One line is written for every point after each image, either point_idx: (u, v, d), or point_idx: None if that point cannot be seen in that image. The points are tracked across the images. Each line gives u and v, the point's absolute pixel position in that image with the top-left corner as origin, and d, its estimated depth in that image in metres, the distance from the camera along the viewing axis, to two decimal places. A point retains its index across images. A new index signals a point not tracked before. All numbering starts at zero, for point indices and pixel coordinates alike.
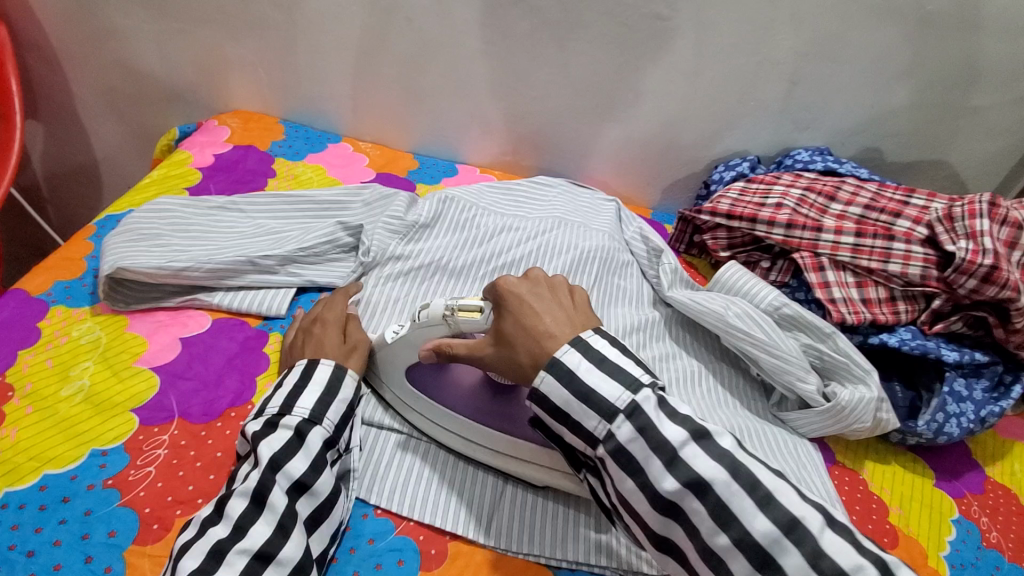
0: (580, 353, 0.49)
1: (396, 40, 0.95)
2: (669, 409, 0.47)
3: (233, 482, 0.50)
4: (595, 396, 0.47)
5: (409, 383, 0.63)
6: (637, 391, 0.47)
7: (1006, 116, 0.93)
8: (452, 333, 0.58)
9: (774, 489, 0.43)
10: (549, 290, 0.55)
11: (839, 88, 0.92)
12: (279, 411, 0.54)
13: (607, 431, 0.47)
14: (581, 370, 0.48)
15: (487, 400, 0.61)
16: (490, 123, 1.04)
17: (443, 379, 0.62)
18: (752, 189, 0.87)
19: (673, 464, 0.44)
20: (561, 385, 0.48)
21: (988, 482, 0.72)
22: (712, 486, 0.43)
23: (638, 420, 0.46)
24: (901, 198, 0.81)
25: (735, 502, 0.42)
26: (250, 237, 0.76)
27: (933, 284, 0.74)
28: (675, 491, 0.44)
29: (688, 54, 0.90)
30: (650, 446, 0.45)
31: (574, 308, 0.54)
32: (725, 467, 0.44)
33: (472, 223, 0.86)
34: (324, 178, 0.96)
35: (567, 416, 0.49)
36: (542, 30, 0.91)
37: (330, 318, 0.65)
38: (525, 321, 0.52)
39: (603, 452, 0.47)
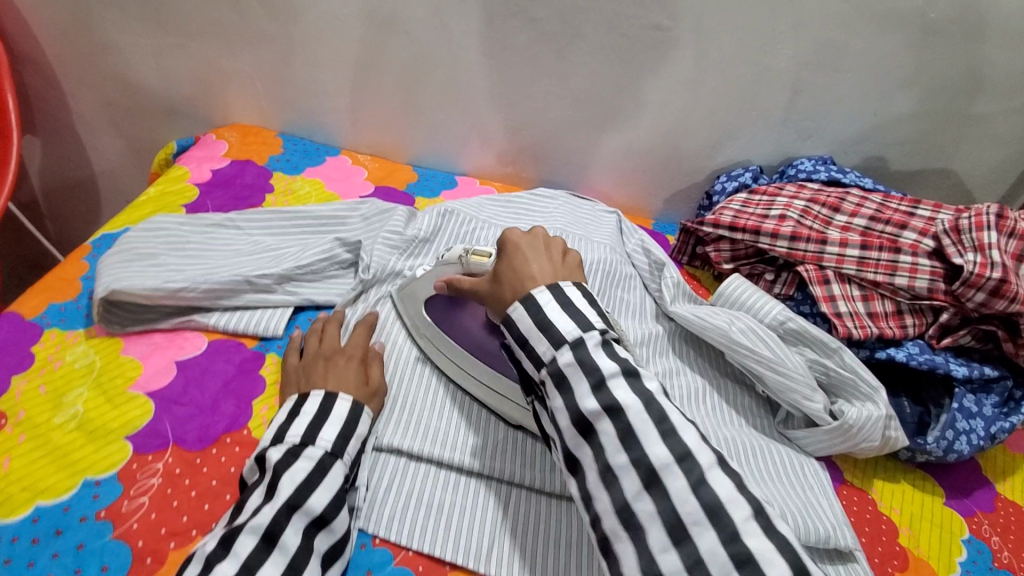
0: (552, 293, 0.50)
1: (393, 52, 0.95)
2: (610, 349, 0.48)
3: (243, 515, 0.48)
4: (551, 328, 0.49)
5: (426, 314, 0.71)
6: (587, 330, 0.48)
7: (1013, 123, 0.92)
8: (464, 271, 0.66)
9: (679, 426, 0.44)
10: (545, 245, 0.58)
11: (842, 96, 0.91)
12: (301, 441, 0.54)
13: (553, 356, 0.48)
14: (548, 307, 0.50)
15: (484, 336, 0.67)
16: (489, 134, 1.03)
17: (455, 316, 0.69)
18: (755, 201, 0.86)
19: (599, 388, 0.46)
20: (527, 314, 0.50)
21: (999, 499, 0.70)
22: (623, 410, 0.45)
23: (580, 351, 0.47)
24: (907, 209, 0.80)
25: (640, 428, 0.44)
26: (247, 255, 0.75)
27: (940, 297, 0.72)
28: (593, 412, 0.45)
29: (689, 64, 0.89)
30: (583, 370, 0.47)
31: (565, 266, 0.56)
32: (640, 398, 0.45)
33: (473, 237, 0.85)
34: (322, 193, 0.95)
35: (525, 343, 0.50)
36: (541, 41, 0.90)
37: (354, 353, 0.66)
38: (514, 264, 0.56)
39: (545, 374, 0.48)
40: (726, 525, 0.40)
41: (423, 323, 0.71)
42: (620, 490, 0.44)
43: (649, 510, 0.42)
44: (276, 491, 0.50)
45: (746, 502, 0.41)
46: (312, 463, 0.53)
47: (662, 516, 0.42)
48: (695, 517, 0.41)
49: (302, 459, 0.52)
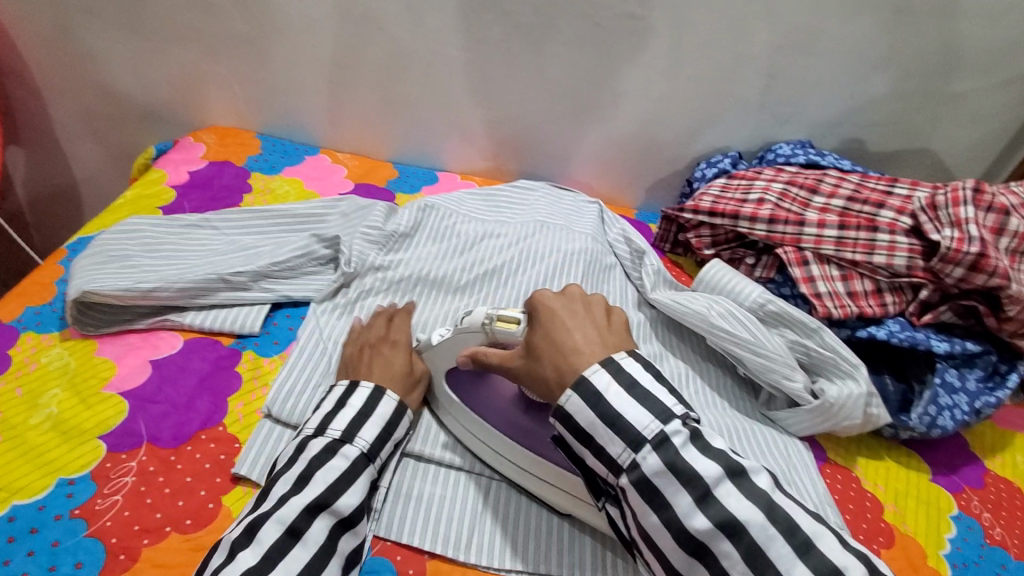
0: (611, 375, 0.47)
1: (370, 50, 0.94)
2: (703, 444, 0.44)
3: (270, 503, 0.48)
4: (621, 421, 0.45)
5: (449, 388, 0.63)
6: (668, 423, 0.45)
7: (989, 100, 0.92)
8: (489, 342, 0.57)
9: (813, 534, 0.41)
10: (585, 309, 0.53)
11: (818, 80, 0.91)
12: (341, 438, 0.54)
13: (632, 460, 0.45)
14: (610, 394, 0.46)
15: (519, 414, 0.59)
16: (469, 129, 1.03)
17: (480, 388, 0.61)
18: (733, 186, 0.86)
19: (708, 500, 0.42)
20: (586, 406, 0.46)
21: (989, 476, 0.70)
22: (746, 527, 0.41)
23: (666, 453, 0.44)
24: (885, 188, 0.80)
25: (772, 546, 0.40)
26: (223, 254, 0.74)
27: (919, 274, 0.72)
28: (707, 529, 0.42)
29: (665, 51, 0.89)
30: (684, 484, 0.43)
31: (610, 331, 0.52)
32: (761, 508, 0.41)
33: (453, 231, 0.85)
34: (301, 192, 0.95)
35: (590, 438, 0.47)
36: (516, 34, 0.90)
37: (399, 340, 0.65)
38: (556, 336, 0.51)
39: (626, 481, 0.45)
40: None
41: (448, 400, 0.63)
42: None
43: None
44: (308, 483, 0.50)
45: None
46: (346, 463, 0.52)
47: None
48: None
49: (338, 457, 0.52)
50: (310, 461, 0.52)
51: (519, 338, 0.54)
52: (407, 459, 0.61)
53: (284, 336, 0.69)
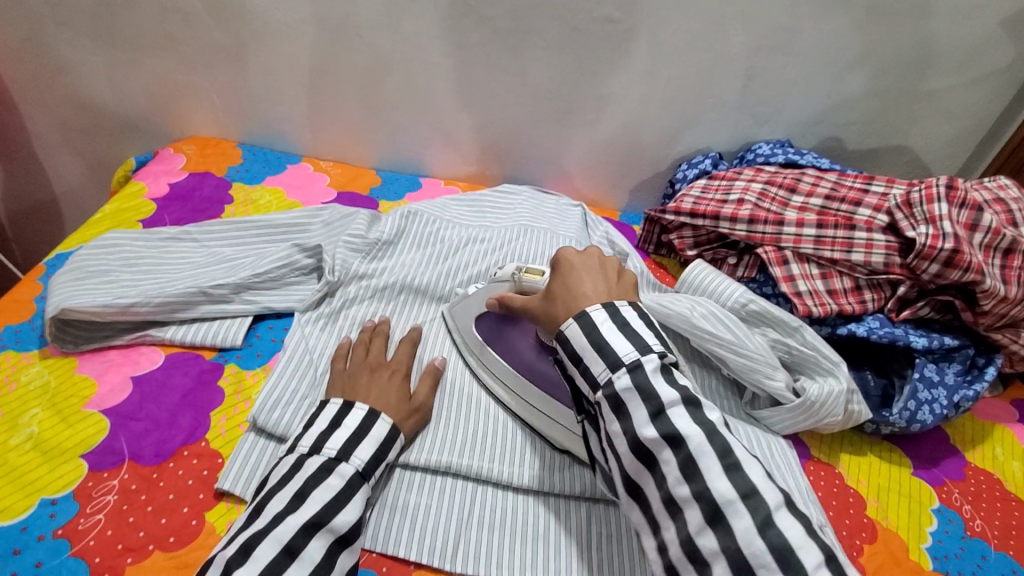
0: (608, 313, 0.49)
1: (349, 56, 0.94)
2: (671, 376, 0.46)
3: (266, 520, 0.47)
4: (607, 348, 0.47)
5: (475, 331, 0.71)
6: (645, 353, 0.46)
7: (962, 97, 0.93)
8: (516, 290, 0.65)
9: (744, 460, 0.42)
10: (600, 265, 0.56)
11: (795, 80, 0.92)
12: (337, 456, 0.53)
13: (608, 378, 0.46)
14: (603, 326, 0.48)
15: (534, 356, 0.66)
16: (451, 134, 1.03)
17: (506, 332, 0.69)
18: (714, 187, 0.87)
19: (659, 416, 0.43)
20: (582, 333, 0.48)
21: (969, 468, 0.71)
22: (684, 440, 0.42)
23: (637, 376, 0.45)
24: (861, 186, 0.81)
25: (703, 461, 0.42)
26: (204, 266, 0.74)
27: (896, 271, 0.73)
28: (653, 440, 0.43)
29: (643, 54, 0.90)
30: (641, 396, 0.44)
31: (620, 287, 0.54)
32: (703, 429, 0.43)
33: (436, 237, 0.85)
34: (283, 202, 0.94)
35: (579, 361, 0.49)
36: (495, 39, 0.90)
37: (399, 368, 0.65)
38: (569, 283, 0.54)
39: (599, 396, 0.47)
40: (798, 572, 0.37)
41: (473, 340, 0.71)
42: (685, 524, 0.41)
43: (712, 547, 0.40)
44: (304, 502, 0.49)
45: (816, 547, 0.38)
46: (341, 481, 0.52)
47: (727, 554, 0.39)
48: (764, 560, 0.38)
49: (334, 474, 0.52)
50: (306, 483, 0.51)
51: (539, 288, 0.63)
52: (399, 468, 0.61)
53: (267, 349, 0.69)
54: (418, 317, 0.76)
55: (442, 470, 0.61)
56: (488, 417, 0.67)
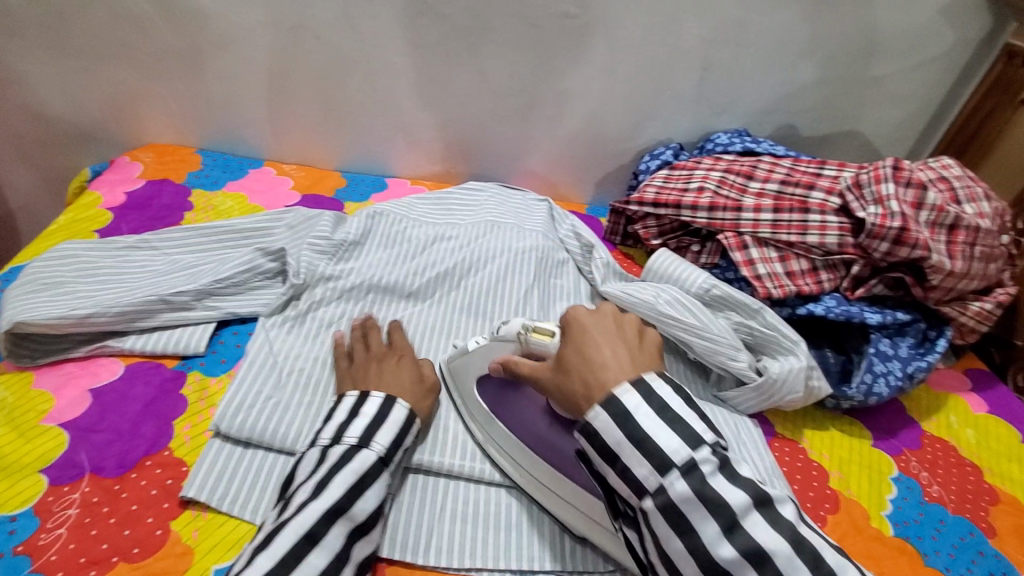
0: (641, 396, 0.47)
1: (308, 58, 0.93)
2: (729, 471, 0.45)
3: (291, 511, 0.49)
4: (650, 443, 0.45)
5: (479, 399, 0.64)
6: (697, 450, 0.45)
7: (908, 82, 0.97)
8: (523, 352, 0.61)
9: (835, 564, 0.42)
10: (617, 327, 0.53)
11: (748, 70, 0.94)
12: (358, 443, 0.54)
13: (660, 484, 0.45)
14: (639, 414, 0.46)
15: (546, 426, 0.58)
16: (415, 134, 1.03)
17: (510, 398, 0.62)
18: (675, 176, 0.89)
19: (733, 529, 0.43)
20: (614, 424, 0.46)
21: (926, 437, 0.74)
22: (767, 553, 0.42)
23: (694, 479, 0.44)
24: (815, 170, 0.83)
25: (796, 575, 0.41)
26: (163, 274, 0.73)
27: (850, 251, 0.76)
28: (732, 559, 0.42)
29: (601, 49, 0.91)
30: (709, 510, 0.43)
31: (641, 351, 0.52)
32: (787, 539, 0.42)
33: (403, 236, 0.85)
34: (245, 207, 0.93)
35: (616, 458, 0.46)
36: (453, 37, 0.90)
37: (405, 352, 0.66)
38: (588, 353, 0.51)
39: (652, 505, 0.45)
40: None
41: (478, 410, 0.64)
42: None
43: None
44: (327, 488, 0.50)
45: None
46: (363, 467, 0.52)
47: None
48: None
49: (356, 459, 0.52)
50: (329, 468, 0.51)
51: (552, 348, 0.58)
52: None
53: (231, 354, 0.68)
54: (387, 316, 0.75)
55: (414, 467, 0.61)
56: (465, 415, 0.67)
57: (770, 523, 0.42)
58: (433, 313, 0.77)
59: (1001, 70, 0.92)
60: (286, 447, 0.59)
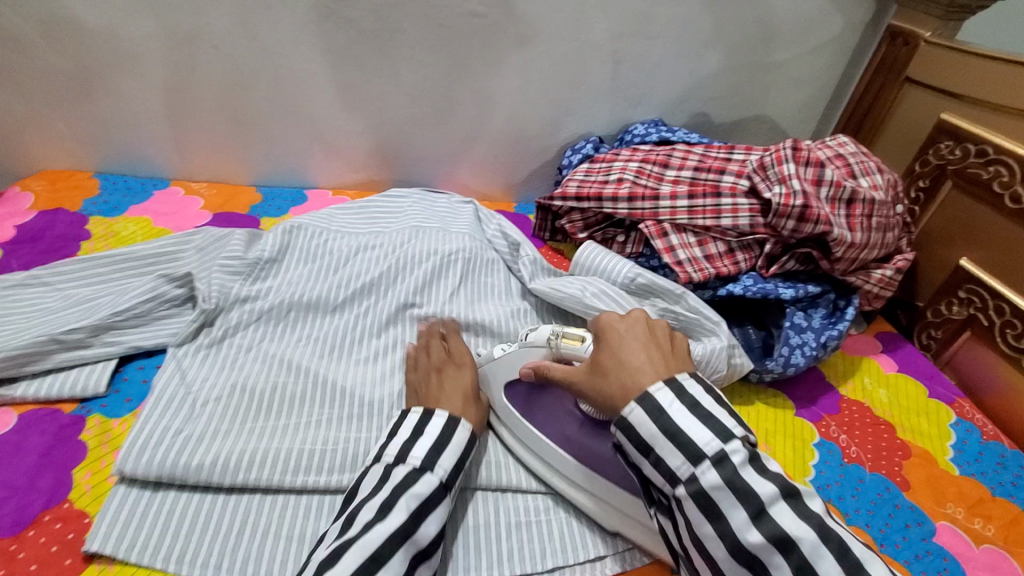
0: (674, 394, 0.48)
1: (208, 70, 0.88)
2: (759, 465, 0.46)
3: (356, 530, 0.47)
4: (682, 436, 0.47)
5: (506, 400, 0.64)
6: (727, 441, 0.46)
7: (806, 65, 1.02)
8: (552, 357, 0.60)
9: (864, 559, 0.42)
10: (648, 330, 0.55)
11: (657, 61, 0.96)
12: (421, 463, 0.53)
13: (690, 473, 0.46)
14: (672, 410, 0.48)
15: (575, 429, 0.59)
16: (332, 143, 1.00)
17: (540, 399, 0.62)
18: (596, 169, 0.91)
19: (760, 517, 0.44)
20: (649, 420, 0.48)
21: (844, 401, 0.78)
22: (793, 541, 0.42)
23: (724, 469, 0.45)
24: (725, 156, 0.87)
25: (820, 561, 0.42)
26: (56, 312, 0.67)
27: (761, 230, 0.79)
28: (757, 544, 0.43)
29: (513, 47, 0.91)
30: (739, 497, 0.44)
31: (673, 355, 0.54)
32: (814, 528, 0.43)
33: (324, 249, 0.82)
34: (150, 230, 0.88)
35: (649, 449, 0.48)
36: (361, 41, 0.88)
37: (463, 362, 0.66)
38: (619, 353, 0.53)
39: (683, 492, 0.46)
40: None
41: (507, 411, 0.64)
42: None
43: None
44: (391, 512, 0.49)
45: None
46: (427, 491, 0.51)
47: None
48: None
49: (420, 483, 0.51)
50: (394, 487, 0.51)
51: (582, 355, 0.57)
52: (274, 492, 0.56)
53: (137, 391, 0.64)
54: (310, 333, 0.72)
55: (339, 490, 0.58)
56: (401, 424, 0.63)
57: (799, 515, 0.43)
58: (359, 325, 0.74)
59: (885, 51, 0.98)
60: (201, 482, 0.55)
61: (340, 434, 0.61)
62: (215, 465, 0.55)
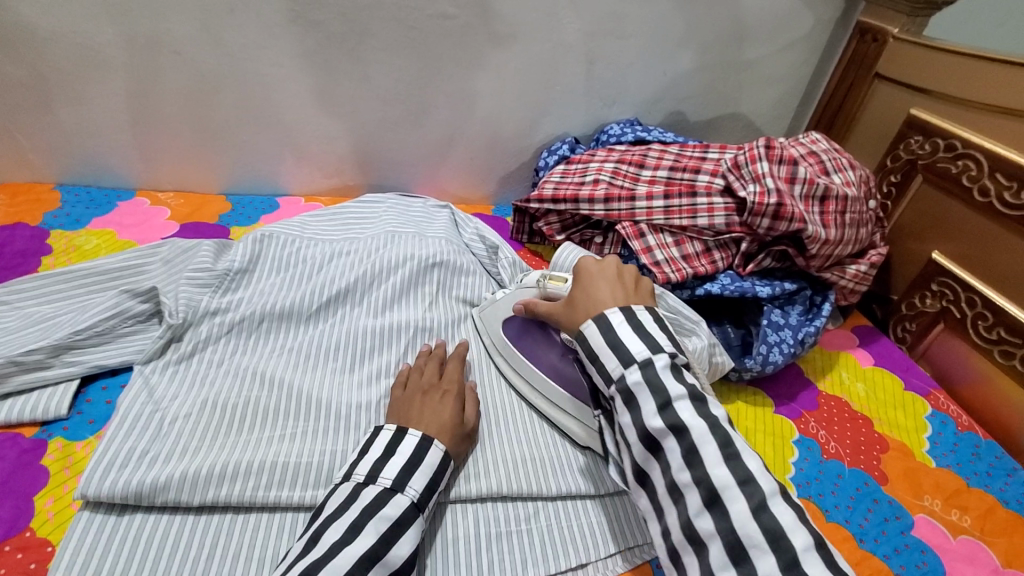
0: (624, 315, 0.54)
1: (172, 76, 0.86)
2: (679, 373, 0.50)
3: (320, 552, 0.46)
4: (621, 347, 0.52)
5: (503, 332, 0.73)
6: (656, 352, 0.51)
7: (779, 63, 1.02)
8: (541, 296, 0.69)
9: (744, 451, 0.45)
10: (617, 272, 0.61)
11: (632, 60, 0.96)
12: (392, 484, 0.52)
13: (621, 373, 0.51)
14: (619, 327, 0.53)
15: (558, 359, 0.68)
16: (304, 149, 0.98)
17: (534, 332, 0.71)
18: (572, 171, 0.91)
19: (665, 408, 0.48)
20: (599, 333, 0.54)
21: (822, 396, 0.79)
22: (687, 429, 0.46)
23: (648, 371, 0.49)
24: (700, 155, 0.87)
25: (705, 449, 0.45)
26: (13, 332, 0.65)
27: (737, 229, 0.79)
28: (659, 430, 0.47)
29: (485, 48, 0.90)
30: (651, 390, 0.49)
31: (636, 291, 0.60)
32: (709, 421, 0.46)
33: (297, 257, 0.80)
34: (114, 243, 0.85)
35: (595, 359, 0.54)
36: (330, 44, 0.86)
37: (451, 389, 0.64)
38: (586, 287, 0.60)
39: (614, 391, 0.51)
40: (786, 553, 0.40)
41: (500, 341, 0.73)
42: (687, 508, 0.45)
43: (709, 529, 0.43)
44: (359, 534, 0.48)
45: (808, 532, 0.41)
46: (397, 513, 0.50)
47: (721, 535, 0.42)
48: (755, 540, 0.41)
49: (389, 504, 0.50)
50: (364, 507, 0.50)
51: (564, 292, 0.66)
52: (247, 510, 0.55)
53: (101, 412, 0.62)
54: (284, 344, 0.71)
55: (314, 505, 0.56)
56: None
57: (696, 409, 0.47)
58: (334, 334, 0.73)
59: (855, 47, 0.99)
60: (170, 503, 0.53)
61: (315, 446, 0.60)
62: (184, 486, 0.53)
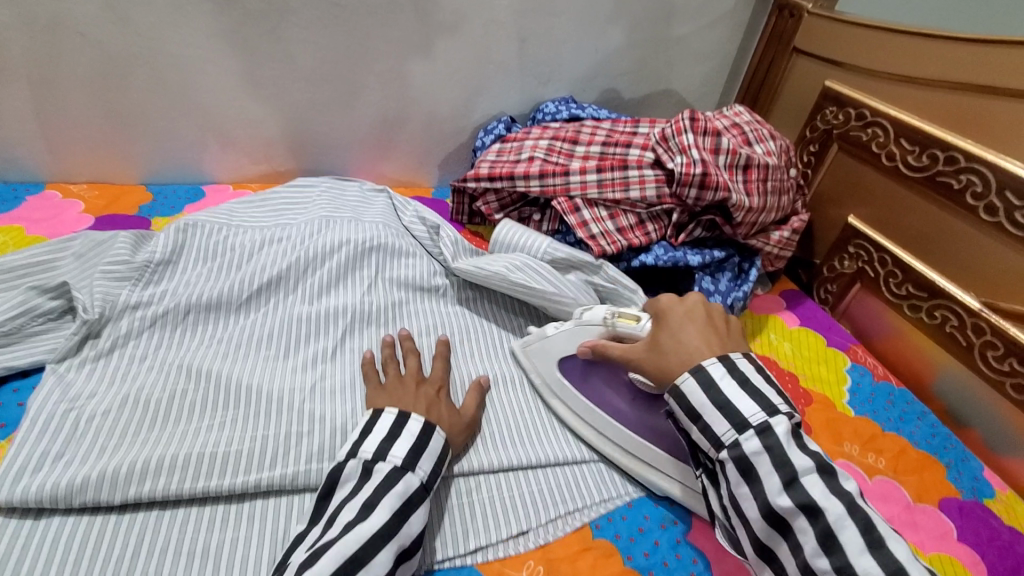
0: (725, 368, 0.55)
1: (74, 58, 0.80)
2: (801, 441, 0.51)
3: (336, 530, 0.47)
4: (730, 407, 0.53)
5: (557, 373, 0.68)
6: (773, 415, 0.51)
7: (705, 39, 1.05)
8: (608, 335, 0.65)
9: (886, 535, 0.45)
10: (705, 317, 0.62)
11: (563, 38, 0.96)
12: (404, 462, 0.52)
13: (734, 439, 0.52)
14: (723, 382, 0.54)
15: (638, 408, 0.64)
16: (229, 134, 0.94)
17: (597, 374, 0.66)
18: (507, 149, 0.91)
19: (792, 484, 0.48)
20: (701, 389, 0.54)
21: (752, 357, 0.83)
22: (822, 510, 0.47)
23: (767, 438, 0.50)
24: (631, 130, 0.89)
25: (843, 531, 0.45)
26: None
27: (667, 200, 0.81)
28: (787, 508, 0.48)
29: (415, 25, 0.88)
30: (776, 463, 0.49)
31: (725, 338, 0.60)
32: (842, 501, 0.47)
33: (224, 245, 0.77)
34: (22, 239, 0.80)
35: (698, 417, 0.54)
36: (249, 22, 0.82)
37: (440, 386, 0.63)
38: (677, 334, 0.60)
39: (725, 456, 0.52)
40: None
41: (553, 379, 0.68)
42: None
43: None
44: (374, 511, 0.48)
45: None
46: (409, 490, 0.51)
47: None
48: None
49: (402, 482, 0.51)
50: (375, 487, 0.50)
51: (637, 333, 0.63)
52: (175, 505, 0.53)
53: (12, 415, 0.59)
54: (213, 336, 0.68)
55: (250, 493, 0.55)
56: (312, 417, 0.61)
57: (829, 488, 0.47)
58: (267, 322, 0.71)
59: (775, 23, 1.03)
60: (90, 504, 0.51)
61: (246, 433, 0.58)
62: (102, 486, 0.51)
